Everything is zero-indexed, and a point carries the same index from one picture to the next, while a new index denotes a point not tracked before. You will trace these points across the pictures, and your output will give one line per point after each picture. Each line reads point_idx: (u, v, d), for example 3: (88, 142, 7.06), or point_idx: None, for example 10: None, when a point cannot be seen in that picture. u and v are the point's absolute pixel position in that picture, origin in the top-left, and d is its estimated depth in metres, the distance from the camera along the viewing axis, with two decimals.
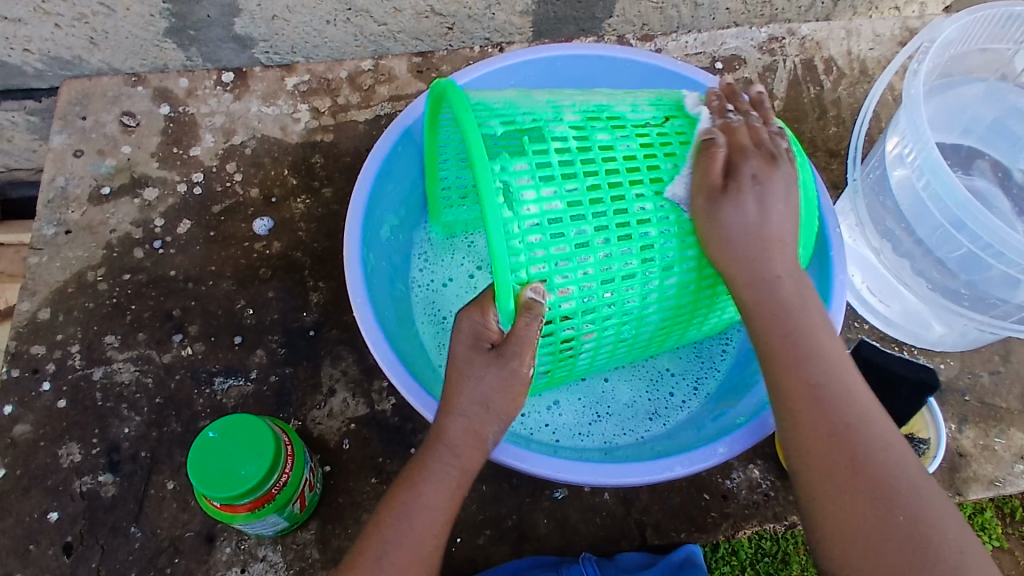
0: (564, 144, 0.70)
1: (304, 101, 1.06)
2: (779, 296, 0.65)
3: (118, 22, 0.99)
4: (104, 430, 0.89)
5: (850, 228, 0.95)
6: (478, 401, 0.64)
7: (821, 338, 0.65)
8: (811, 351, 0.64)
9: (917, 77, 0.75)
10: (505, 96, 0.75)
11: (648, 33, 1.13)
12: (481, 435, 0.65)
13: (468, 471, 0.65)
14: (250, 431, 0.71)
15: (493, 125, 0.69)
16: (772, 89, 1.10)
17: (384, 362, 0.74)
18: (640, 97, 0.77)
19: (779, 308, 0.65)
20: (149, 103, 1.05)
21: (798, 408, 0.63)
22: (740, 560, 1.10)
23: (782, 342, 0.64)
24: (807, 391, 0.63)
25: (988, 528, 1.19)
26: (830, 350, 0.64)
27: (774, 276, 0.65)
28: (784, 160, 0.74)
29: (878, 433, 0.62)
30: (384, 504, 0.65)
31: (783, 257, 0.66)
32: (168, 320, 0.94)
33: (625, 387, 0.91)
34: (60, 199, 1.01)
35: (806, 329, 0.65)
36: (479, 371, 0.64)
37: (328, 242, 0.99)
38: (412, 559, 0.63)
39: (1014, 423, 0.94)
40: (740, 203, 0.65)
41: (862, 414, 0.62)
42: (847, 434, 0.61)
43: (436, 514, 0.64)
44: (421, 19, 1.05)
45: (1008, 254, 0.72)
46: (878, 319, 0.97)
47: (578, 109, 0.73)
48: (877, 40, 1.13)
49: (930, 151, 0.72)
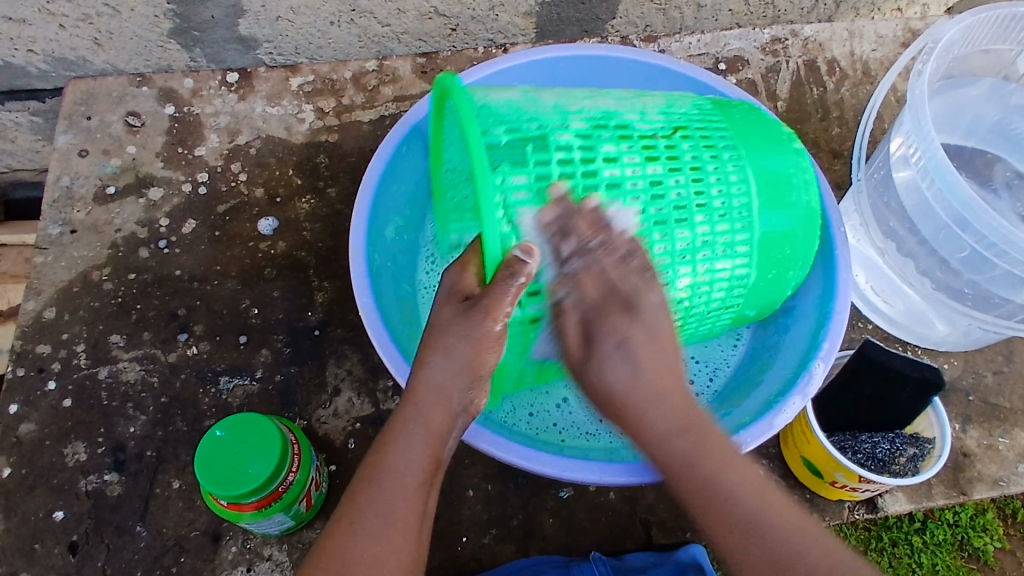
0: (568, 154, 0.69)
1: (309, 101, 1.06)
2: (678, 454, 0.64)
3: (122, 23, 0.99)
4: (110, 429, 0.89)
5: (854, 228, 0.95)
6: (444, 355, 0.65)
7: (726, 461, 0.64)
8: (723, 484, 0.62)
9: (921, 78, 0.76)
10: (512, 96, 0.74)
11: (651, 34, 1.14)
12: (447, 397, 0.65)
13: (435, 432, 0.65)
14: (257, 430, 0.71)
15: (497, 134, 0.69)
16: (776, 90, 1.10)
17: (390, 362, 0.75)
18: (649, 100, 0.76)
19: (681, 466, 0.64)
20: (154, 103, 1.06)
21: (735, 544, 0.61)
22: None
23: (699, 491, 0.63)
24: (730, 511, 0.61)
25: (989, 530, 1.20)
26: (731, 477, 0.63)
27: (670, 437, 0.64)
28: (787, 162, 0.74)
29: (801, 544, 0.60)
30: (360, 473, 0.66)
31: (662, 410, 0.65)
32: (173, 319, 0.94)
33: None
34: (66, 199, 1.01)
35: (711, 469, 0.63)
36: (448, 327, 0.65)
37: (332, 242, 0.99)
38: (386, 525, 0.63)
39: (1017, 422, 0.95)
40: (617, 367, 0.66)
41: (778, 526, 0.61)
42: (779, 556, 0.60)
43: (406, 479, 0.64)
44: (424, 20, 1.05)
45: (1012, 253, 0.72)
46: (882, 319, 0.97)
47: (585, 116, 0.72)
48: (880, 41, 1.14)
49: (935, 151, 0.73)
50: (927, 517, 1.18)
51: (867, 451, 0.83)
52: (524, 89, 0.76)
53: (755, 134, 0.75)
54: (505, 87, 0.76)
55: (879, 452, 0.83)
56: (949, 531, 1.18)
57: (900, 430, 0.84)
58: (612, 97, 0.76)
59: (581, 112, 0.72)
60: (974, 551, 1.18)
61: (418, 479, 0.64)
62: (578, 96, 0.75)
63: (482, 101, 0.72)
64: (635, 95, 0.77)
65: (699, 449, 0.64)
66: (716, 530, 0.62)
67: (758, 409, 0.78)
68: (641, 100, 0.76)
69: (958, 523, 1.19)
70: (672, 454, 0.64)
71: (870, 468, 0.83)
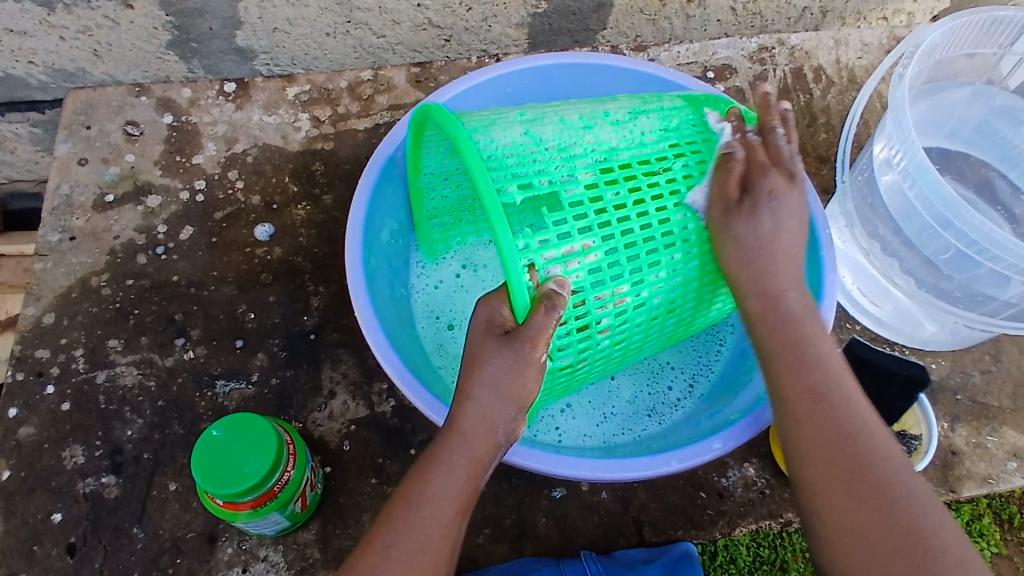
0: (578, 205, 0.70)
1: (305, 110, 1.08)
2: (786, 309, 0.69)
3: (122, 35, 1.01)
4: (107, 432, 0.90)
5: (841, 231, 0.97)
6: (491, 385, 0.65)
7: (821, 337, 0.68)
8: (814, 351, 0.66)
9: (903, 81, 0.78)
10: (516, 138, 0.72)
11: (641, 43, 1.16)
12: (491, 422, 0.65)
13: (477, 462, 0.64)
14: (254, 429, 0.72)
15: (510, 193, 0.68)
16: (763, 97, 1.12)
17: (383, 359, 0.76)
18: (640, 119, 0.77)
19: (782, 321, 0.68)
20: (152, 112, 1.08)
21: (802, 406, 0.64)
22: (739, 567, 1.09)
23: (790, 349, 0.67)
24: (817, 404, 0.64)
25: (985, 535, 1.16)
26: (825, 349, 0.67)
27: (784, 295, 0.69)
28: (765, 157, 0.76)
29: (873, 428, 0.63)
30: (396, 494, 0.65)
31: (793, 272, 0.70)
32: (171, 324, 0.95)
33: (627, 386, 0.92)
34: (65, 206, 1.02)
35: (809, 334, 0.67)
36: (492, 353, 0.65)
37: (328, 247, 1.00)
38: (422, 549, 0.62)
39: (1006, 421, 0.96)
40: (750, 222, 0.70)
41: (854, 405, 0.64)
42: (845, 424, 0.62)
43: (446, 504, 0.63)
44: (418, 31, 1.08)
45: (994, 250, 0.73)
46: (870, 320, 0.99)
47: (590, 159, 0.73)
48: (865, 49, 1.16)
49: (916, 153, 0.74)
50: None
51: None
52: (522, 123, 0.74)
53: (743, 136, 0.76)
54: (504, 121, 0.74)
55: None
56: None
57: (888, 429, 0.86)
58: (609, 124, 0.76)
59: (585, 156, 0.73)
60: None
61: (455, 507, 0.63)
62: (576, 127, 0.75)
63: (487, 143, 0.71)
64: (630, 115, 0.77)
65: (804, 311, 0.69)
66: (789, 387, 0.65)
67: (748, 409, 0.79)
68: (638, 124, 0.77)
69: None
70: (772, 314, 0.69)
71: None
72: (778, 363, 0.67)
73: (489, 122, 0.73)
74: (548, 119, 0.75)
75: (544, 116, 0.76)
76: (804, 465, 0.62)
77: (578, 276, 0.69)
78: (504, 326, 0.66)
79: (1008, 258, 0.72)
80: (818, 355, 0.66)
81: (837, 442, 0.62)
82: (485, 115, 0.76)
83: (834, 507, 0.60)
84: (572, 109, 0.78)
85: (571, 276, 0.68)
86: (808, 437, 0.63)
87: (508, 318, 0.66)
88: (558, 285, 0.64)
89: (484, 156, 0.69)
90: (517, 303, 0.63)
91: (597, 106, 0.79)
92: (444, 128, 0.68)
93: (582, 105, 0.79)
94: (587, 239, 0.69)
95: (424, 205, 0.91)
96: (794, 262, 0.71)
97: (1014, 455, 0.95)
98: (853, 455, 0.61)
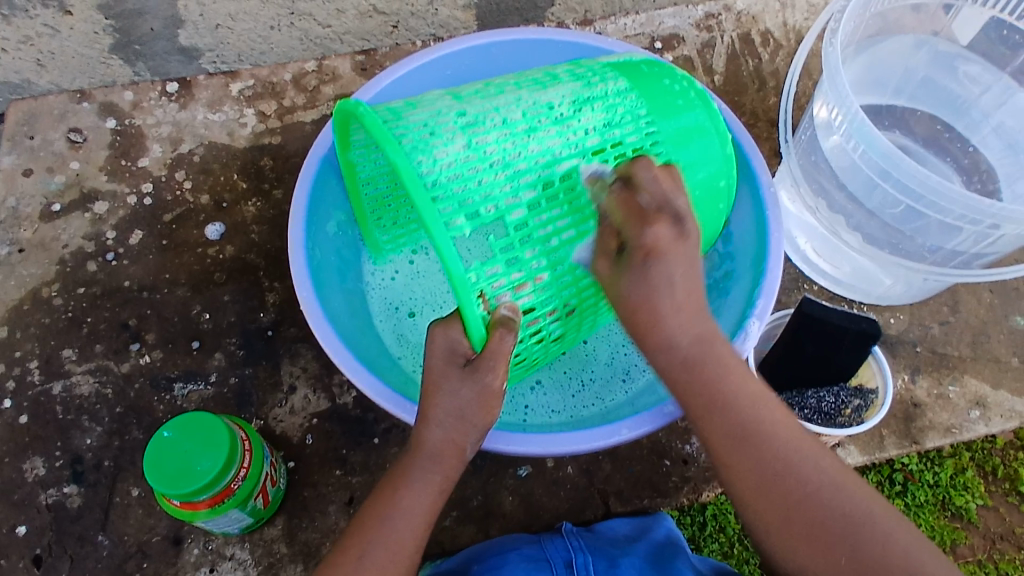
0: (525, 228, 0.68)
1: (250, 105, 1.07)
2: (682, 357, 0.61)
3: (62, 42, 0.98)
4: (66, 442, 0.90)
5: (788, 192, 0.97)
6: (456, 413, 0.64)
7: (729, 370, 0.62)
8: (723, 390, 0.61)
9: (835, 37, 0.77)
10: (457, 152, 0.67)
11: (588, 19, 1.15)
12: (460, 444, 0.65)
13: (450, 475, 0.66)
14: (204, 428, 0.72)
15: (459, 225, 0.64)
16: (712, 64, 1.12)
17: (320, 334, 0.75)
18: (578, 111, 0.72)
19: (685, 370, 0.62)
20: (96, 118, 1.06)
21: (725, 453, 0.61)
22: (730, 536, 0.97)
23: (700, 396, 0.61)
24: (731, 441, 0.60)
25: (970, 488, 1.06)
26: (734, 386, 0.61)
27: (681, 343, 0.61)
28: (686, 115, 0.75)
29: (798, 457, 0.60)
30: (368, 506, 0.66)
31: (685, 323, 0.61)
32: (125, 329, 0.95)
33: (599, 351, 0.93)
34: (12, 218, 1.01)
35: (715, 374, 0.61)
36: (455, 385, 0.64)
37: (280, 243, 0.99)
38: (397, 558, 0.63)
39: (967, 370, 0.97)
40: (636, 284, 0.60)
41: (774, 438, 0.60)
42: (772, 468, 0.59)
43: (421, 515, 0.65)
44: (364, 20, 1.05)
45: (935, 198, 0.73)
46: (827, 281, 0.99)
47: (535, 174, 0.69)
48: (812, 10, 1.15)
49: (852, 108, 0.74)
50: (907, 479, 1.05)
51: (814, 405, 0.86)
52: (463, 131, 0.69)
53: (664, 108, 0.75)
54: (444, 129, 0.68)
55: (825, 406, 0.86)
56: (931, 492, 1.05)
57: (844, 384, 0.87)
58: (554, 123, 0.72)
59: (527, 167, 0.69)
60: (957, 509, 1.06)
61: (427, 521, 0.65)
62: (520, 132, 0.70)
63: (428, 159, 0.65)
64: (574, 107, 0.72)
65: (704, 354, 0.62)
66: (708, 441, 0.62)
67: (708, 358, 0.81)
68: (582, 119, 0.72)
69: (940, 482, 1.06)
70: (677, 360, 0.62)
71: (818, 421, 0.86)
72: (693, 409, 0.62)
73: (428, 131, 0.67)
74: (490, 122, 0.70)
75: (485, 116, 0.70)
76: (748, 512, 0.61)
77: (529, 298, 0.69)
78: (469, 355, 0.64)
79: (954, 208, 0.72)
80: (727, 395, 0.61)
81: (769, 484, 0.59)
82: (423, 117, 0.69)
83: (787, 542, 0.59)
84: (513, 101, 0.72)
85: (521, 300, 0.68)
86: (741, 482, 0.60)
87: (469, 348, 0.64)
88: (510, 311, 0.64)
89: (428, 182, 0.64)
90: (475, 335, 0.62)
91: (538, 93, 0.73)
92: (382, 150, 0.62)
93: (522, 93, 0.72)
94: (535, 265, 0.68)
95: (358, 175, 0.86)
96: (692, 299, 0.61)
97: (976, 403, 0.96)
98: (785, 498, 0.59)
